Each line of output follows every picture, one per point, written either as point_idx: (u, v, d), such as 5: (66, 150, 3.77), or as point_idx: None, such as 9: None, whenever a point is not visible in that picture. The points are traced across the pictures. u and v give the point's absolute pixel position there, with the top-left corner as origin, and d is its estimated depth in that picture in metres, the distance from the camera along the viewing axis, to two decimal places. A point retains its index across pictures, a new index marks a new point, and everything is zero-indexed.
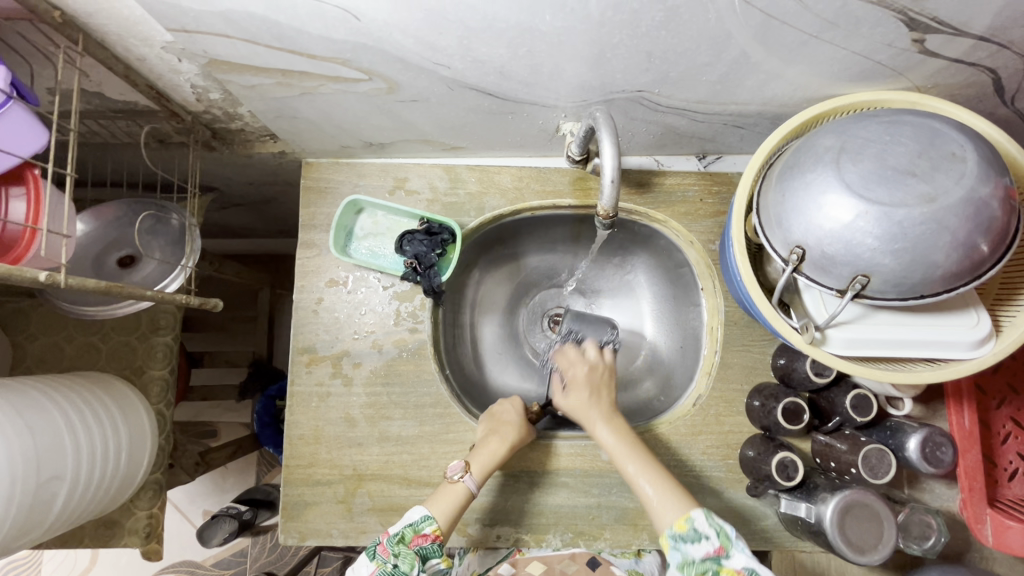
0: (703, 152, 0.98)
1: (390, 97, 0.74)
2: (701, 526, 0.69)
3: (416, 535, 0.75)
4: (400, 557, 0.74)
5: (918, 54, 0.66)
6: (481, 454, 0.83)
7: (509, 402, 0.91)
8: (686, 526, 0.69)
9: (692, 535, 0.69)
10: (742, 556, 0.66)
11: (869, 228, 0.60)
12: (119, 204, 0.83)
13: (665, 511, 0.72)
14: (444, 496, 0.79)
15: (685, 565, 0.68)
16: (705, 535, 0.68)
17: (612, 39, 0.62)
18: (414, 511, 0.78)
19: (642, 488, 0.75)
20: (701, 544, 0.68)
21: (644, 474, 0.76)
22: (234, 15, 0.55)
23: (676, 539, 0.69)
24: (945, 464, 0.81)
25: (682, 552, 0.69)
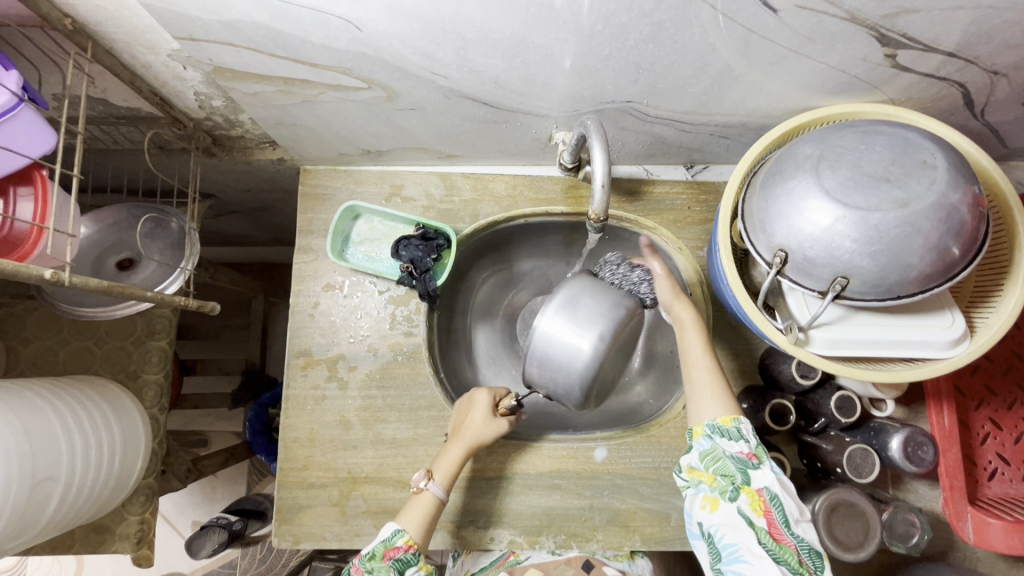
0: (691, 161, 1.01)
1: (388, 105, 0.76)
2: (744, 429, 0.72)
3: (388, 548, 0.76)
4: (373, 572, 0.74)
5: (891, 68, 0.70)
6: (449, 458, 0.83)
7: (477, 394, 0.89)
8: (731, 423, 0.73)
9: (732, 432, 0.72)
10: (770, 475, 0.69)
11: (848, 231, 0.63)
12: (119, 207, 0.84)
13: (706, 407, 0.75)
14: (416, 509, 0.80)
15: (710, 456, 0.71)
16: (744, 438, 0.71)
17: (603, 51, 0.65)
18: (387, 527, 0.78)
19: (696, 375, 0.79)
20: (737, 443, 0.71)
21: (705, 363, 0.79)
22: (241, 25, 0.58)
23: (715, 428, 0.72)
24: (926, 463, 0.83)
25: (714, 443, 0.72)
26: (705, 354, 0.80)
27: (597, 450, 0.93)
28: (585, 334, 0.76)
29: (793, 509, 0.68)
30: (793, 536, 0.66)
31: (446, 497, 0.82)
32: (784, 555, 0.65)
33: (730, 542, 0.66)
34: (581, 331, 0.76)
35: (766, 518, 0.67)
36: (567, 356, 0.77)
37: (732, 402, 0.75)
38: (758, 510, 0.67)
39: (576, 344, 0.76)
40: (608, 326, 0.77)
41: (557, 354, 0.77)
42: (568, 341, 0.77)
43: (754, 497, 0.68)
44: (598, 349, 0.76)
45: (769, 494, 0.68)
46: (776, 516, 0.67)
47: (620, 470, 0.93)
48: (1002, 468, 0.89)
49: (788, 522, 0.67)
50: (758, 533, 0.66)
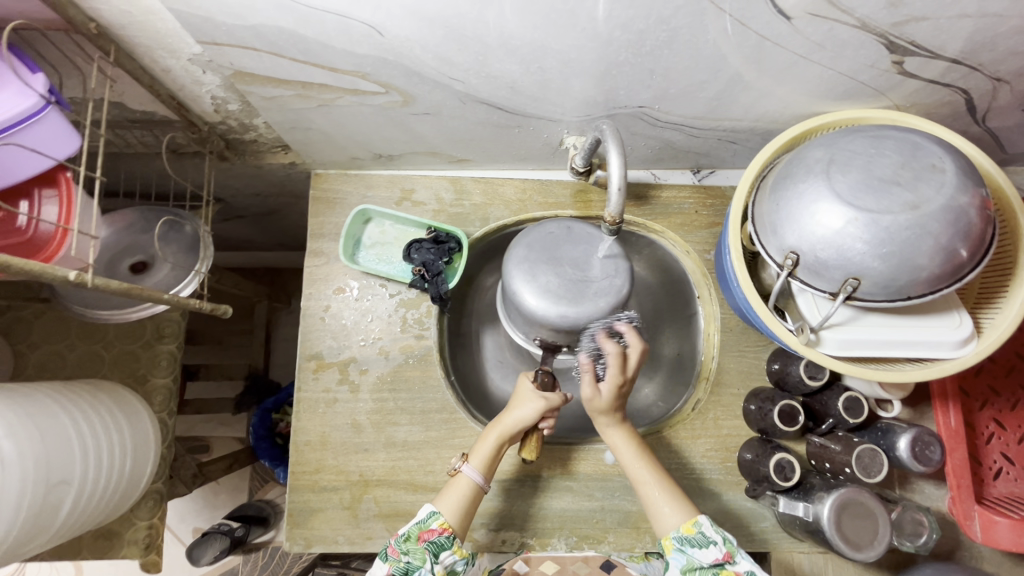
0: (698, 166, 1.03)
1: (404, 110, 0.77)
2: (709, 532, 0.74)
3: (423, 531, 0.77)
4: (411, 553, 0.74)
5: (897, 74, 0.71)
6: (486, 444, 0.82)
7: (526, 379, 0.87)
8: (694, 530, 0.75)
9: (701, 540, 0.74)
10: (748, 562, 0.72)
11: (859, 233, 0.64)
12: (134, 210, 0.84)
13: (666, 515, 0.78)
14: (451, 495, 0.80)
15: (689, 568, 0.74)
16: (713, 542, 0.74)
17: (619, 57, 0.66)
18: (423, 510, 0.79)
19: (644, 491, 0.80)
20: (709, 549, 0.73)
21: (647, 474, 0.81)
22: (265, 30, 0.58)
23: (682, 541, 0.75)
24: (934, 463, 0.84)
25: (687, 555, 0.74)
26: (646, 470, 0.81)
27: (608, 451, 0.94)
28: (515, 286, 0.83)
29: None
30: None
31: (484, 482, 0.81)
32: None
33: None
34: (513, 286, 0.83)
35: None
36: (524, 312, 0.83)
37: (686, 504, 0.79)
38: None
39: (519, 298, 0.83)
40: (522, 262, 0.83)
41: (521, 316, 0.85)
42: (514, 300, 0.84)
43: None
44: (531, 288, 0.81)
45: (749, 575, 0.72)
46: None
47: None
48: (1007, 468, 0.90)
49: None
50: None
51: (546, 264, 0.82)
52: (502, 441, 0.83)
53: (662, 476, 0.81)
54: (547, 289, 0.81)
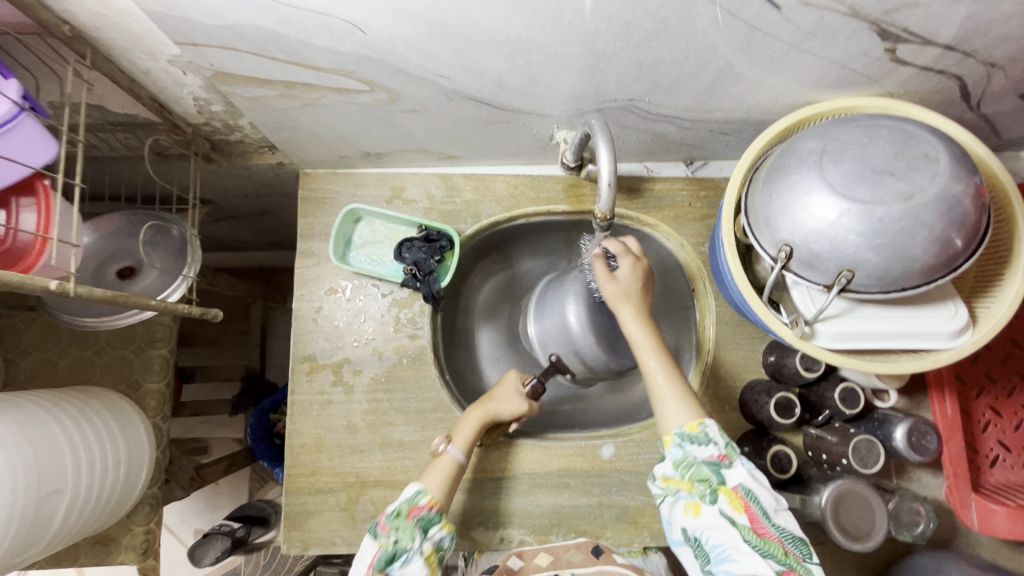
0: (691, 158, 1.02)
1: (390, 107, 0.76)
2: (712, 432, 0.72)
3: (412, 508, 0.78)
4: (400, 530, 0.76)
5: (890, 62, 0.70)
6: (468, 424, 0.85)
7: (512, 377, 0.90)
8: (698, 428, 0.73)
9: (701, 437, 0.72)
10: (744, 471, 0.69)
11: (852, 225, 0.63)
12: (118, 216, 0.83)
13: (672, 418, 0.75)
14: (436, 473, 0.82)
15: (684, 465, 0.72)
16: (713, 441, 0.71)
17: (607, 50, 0.65)
18: (409, 488, 0.80)
19: (659, 394, 0.77)
20: (707, 448, 0.71)
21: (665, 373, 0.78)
22: (242, 29, 0.57)
23: (684, 438, 0.73)
24: (931, 452, 0.84)
25: (685, 452, 0.72)
26: (666, 370, 0.78)
27: (604, 447, 0.94)
28: (565, 302, 0.89)
29: (769, 500, 0.68)
30: (774, 528, 0.66)
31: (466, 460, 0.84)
32: (769, 549, 0.65)
33: (718, 544, 0.67)
34: (564, 300, 0.89)
35: (747, 513, 0.67)
36: (558, 322, 0.90)
37: (696, 407, 0.76)
38: (738, 508, 0.67)
39: (562, 309, 0.89)
40: (580, 285, 0.88)
41: (555, 323, 0.91)
42: (559, 310, 0.90)
43: (732, 499, 0.68)
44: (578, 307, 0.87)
45: (744, 490, 0.68)
46: (755, 508, 0.67)
47: (628, 468, 0.93)
48: (1003, 455, 0.90)
49: (768, 512, 0.67)
50: (742, 531, 0.66)
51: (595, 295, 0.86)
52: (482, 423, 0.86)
53: (680, 382, 0.78)
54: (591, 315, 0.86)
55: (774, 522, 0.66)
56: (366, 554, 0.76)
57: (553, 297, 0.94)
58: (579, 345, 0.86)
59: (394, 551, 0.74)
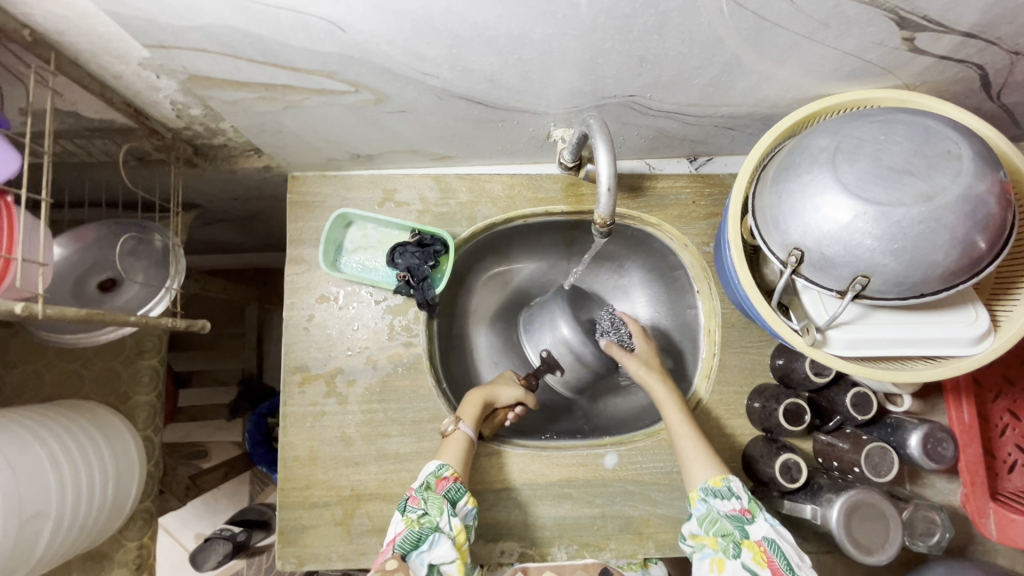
0: (694, 154, 0.97)
1: (377, 108, 0.72)
2: (735, 486, 0.75)
3: (439, 480, 0.77)
4: (430, 502, 0.74)
5: (907, 52, 0.66)
6: (472, 401, 0.89)
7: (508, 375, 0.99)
8: (721, 483, 0.76)
9: (724, 492, 0.75)
10: (766, 525, 0.71)
11: (868, 228, 0.60)
12: (98, 226, 0.80)
13: (696, 472, 0.79)
14: (450, 445, 0.83)
15: (707, 519, 0.74)
16: (736, 495, 0.74)
17: (605, 44, 0.61)
18: (431, 463, 0.79)
19: (682, 446, 0.83)
20: (730, 500, 0.74)
21: (688, 434, 0.83)
22: (214, 30, 0.53)
23: (709, 492, 0.76)
24: (947, 460, 0.81)
25: (709, 505, 0.75)
26: (687, 426, 0.84)
27: (607, 456, 0.91)
28: (556, 321, 1.03)
29: (793, 554, 0.69)
30: None
31: (475, 435, 0.86)
32: None
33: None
34: (556, 319, 1.04)
35: (770, 567, 0.68)
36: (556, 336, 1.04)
37: (720, 463, 0.80)
38: (761, 562, 0.68)
39: (557, 331, 1.03)
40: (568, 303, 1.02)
41: (549, 337, 1.05)
42: (553, 331, 1.04)
43: (755, 553, 0.69)
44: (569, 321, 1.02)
45: (767, 542, 0.70)
46: (779, 563, 0.68)
47: (631, 477, 0.90)
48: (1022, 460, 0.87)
49: (793, 566, 0.67)
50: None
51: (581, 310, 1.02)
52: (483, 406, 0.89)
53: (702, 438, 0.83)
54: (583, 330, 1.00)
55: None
56: (395, 529, 0.74)
57: (544, 322, 1.07)
58: (579, 353, 1.01)
59: (423, 525, 0.72)
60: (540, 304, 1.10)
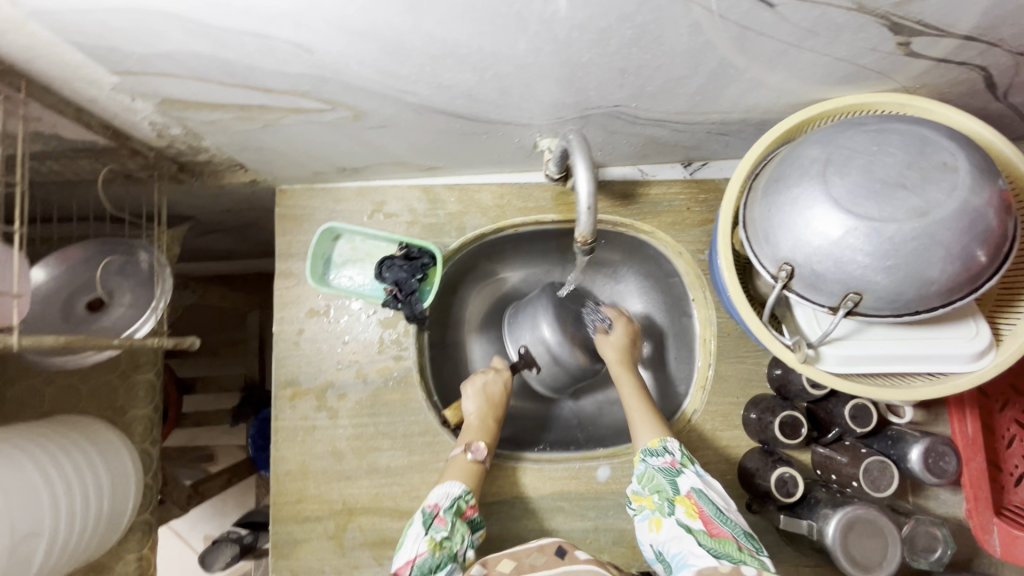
0: (689, 159, 0.94)
1: (356, 124, 0.71)
2: (670, 444, 0.78)
3: (469, 506, 0.79)
4: (455, 529, 0.77)
5: (903, 56, 0.63)
6: (478, 403, 0.91)
7: (492, 377, 0.95)
8: (659, 442, 0.78)
9: (660, 450, 0.78)
10: (695, 477, 0.74)
11: (859, 244, 0.57)
12: (83, 245, 0.80)
13: (640, 432, 0.82)
14: (460, 469, 0.83)
15: (646, 478, 0.76)
16: (669, 451, 0.77)
17: (582, 58, 0.59)
18: (454, 486, 0.80)
19: (631, 410, 0.86)
20: (663, 458, 0.77)
21: (641, 400, 0.87)
22: (179, 56, 0.53)
23: (646, 452, 0.78)
24: (949, 474, 0.78)
25: (647, 465, 0.77)
26: (638, 396, 0.88)
27: (600, 469, 0.90)
28: (538, 322, 1.02)
29: (719, 499, 0.73)
30: (728, 526, 0.69)
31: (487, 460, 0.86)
32: (725, 549, 0.66)
33: (676, 553, 0.68)
34: (536, 321, 1.03)
35: (701, 518, 0.70)
36: (535, 335, 1.03)
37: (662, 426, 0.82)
38: (693, 514, 0.70)
39: (538, 333, 1.02)
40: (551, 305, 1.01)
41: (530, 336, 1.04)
42: (534, 331, 1.03)
43: (687, 506, 0.71)
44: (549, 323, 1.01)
45: (695, 492, 0.72)
46: (708, 511, 0.70)
47: (624, 490, 0.90)
48: None
49: (719, 513, 0.70)
50: (699, 536, 0.68)
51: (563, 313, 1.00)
52: (485, 410, 0.90)
53: (652, 408, 0.86)
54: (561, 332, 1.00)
55: (727, 526, 0.69)
56: (415, 545, 0.75)
57: (526, 321, 1.05)
58: (558, 355, 1.00)
59: (444, 550, 0.75)
60: (523, 301, 1.09)
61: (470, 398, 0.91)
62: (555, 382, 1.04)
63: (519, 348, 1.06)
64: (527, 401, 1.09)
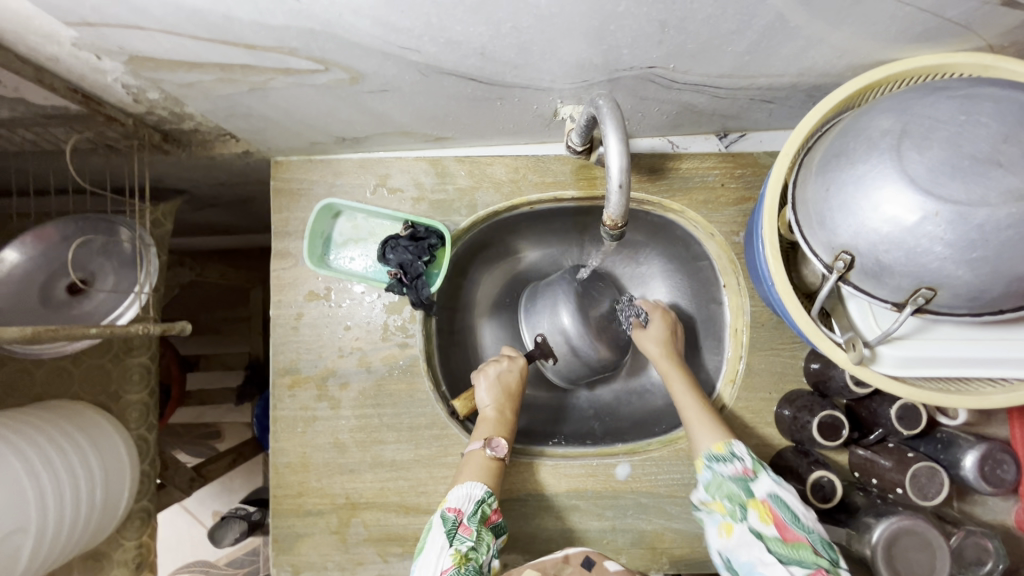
0: (725, 129, 0.84)
1: (354, 88, 0.62)
2: (737, 449, 0.71)
3: (492, 511, 0.74)
4: (481, 537, 0.71)
5: (1000, 6, 0.53)
6: (493, 394, 0.84)
7: (515, 367, 0.88)
8: (724, 447, 0.72)
9: (728, 456, 0.71)
10: (770, 482, 0.67)
11: (940, 233, 0.49)
12: (62, 222, 0.75)
13: (699, 436, 0.75)
14: (478, 465, 0.77)
15: (714, 485, 0.70)
16: (739, 458, 0.70)
17: (617, 8, 0.50)
18: (476, 487, 0.74)
19: (688, 415, 0.78)
20: (733, 465, 0.70)
21: (695, 405, 0.78)
22: (141, 3, 0.45)
23: (711, 458, 0.72)
24: (1005, 483, 0.72)
25: (714, 471, 0.71)
26: (692, 398, 0.80)
27: (619, 466, 0.84)
28: (557, 308, 0.94)
29: (797, 503, 0.65)
30: (803, 533, 0.63)
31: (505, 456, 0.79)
32: (800, 554, 0.61)
33: (747, 561, 0.64)
34: (555, 309, 0.95)
35: (775, 524, 0.64)
36: (553, 323, 0.94)
37: (720, 427, 0.75)
38: (766, 520, 0.64)
39: (556, 319, 0.94)
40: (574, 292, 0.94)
41: (547, 322, 0.96)
42: (551, 317, 0.95)
43: (760, 512, 0.65)
44: (570, 310, 0.93)
45: (771, 500, 0.66)
46: (783, 517, 0.64)
47: (645, 489, 0.84)
48: None
49: (796, 519, 0.64)
50: (770, 543, 0.63)
51: (585, 302, 0.93)
52: (503, 401, 0.84)
53: (706, 406, 0.79)
54: (586, 322, 0.92)
55: (803, 531, 0.63)
56: (439, 560, 0.68)
57: (542, 308, 0.97)
58: (577, 345, 0.92)
59: (470, 563, 0.68)
60: (541, 283, 1.01)
61: (483, 388, 0.85)
62: (572, 373, 0.96)
63: (536, 337, 0.98)
64: (543, 390, 1.02)
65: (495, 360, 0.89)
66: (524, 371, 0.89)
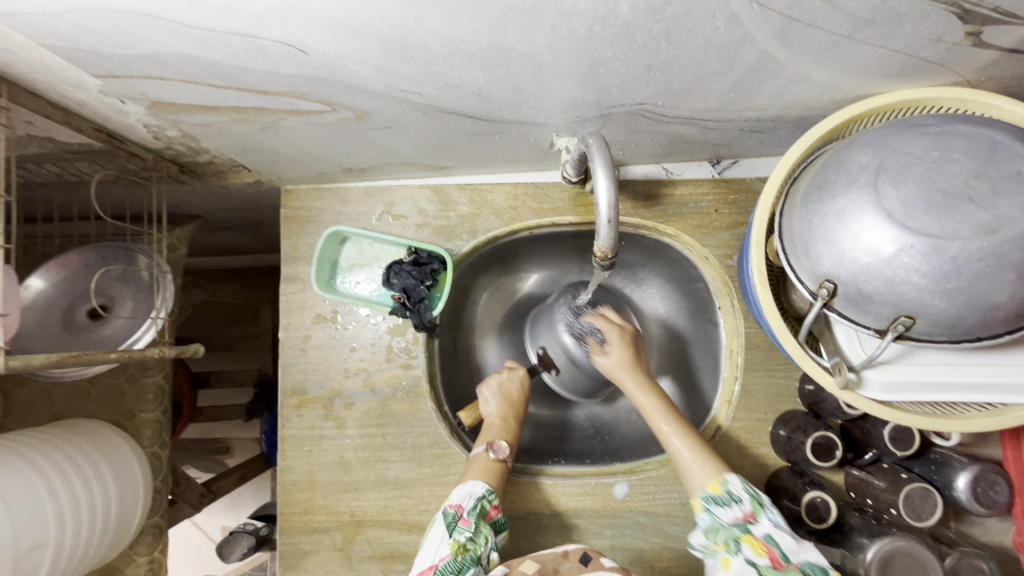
0: (717, 157, 0.87)
1: (360, 126, 0.66)
2: (735, 489, 0.69)
3: (492, 506, 0.75)
4: (479, 530, 0.72)
5: (971, 47, 0.55)
6: (497, 402, 0.87)
7: (516, 375, 0.91)
8: (721, 487, 0.70)
9: (724, 497, 0.69)
10: (768, 522, 0.66)
11: (916, 264, 0.51)
12: (85, 252, 0.80)
13: (696, 476, 0.73)
14: (482, 469, 0.79)
15: (712, 529, 0.69)
16: (736, 499, 0.69)
17: (605, 54, 0.53)
18: (477, 485, 0.76)
19: (676, 452, 0.76)
20: (732, 507, 0.68)
21: (686, 446, 0.75)
22: (166, 57, 0.49)
23: (709, 500, 0.70)
24: (999, 505, 0.72)
25: (712, 515, 0.69)
26: (677, 432, 0.77)
27: (617, 485, 0.86)
28: (557, 325, 0.95)
29: (791, 541, 0.64)
30: (798, 567, 0.62)
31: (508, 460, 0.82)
32: None
33: None
34: (555, 326, 0.95)
35: (770, 557, 0.63)
36: (556, 338, 0.95)
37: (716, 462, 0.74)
38: (760, 554, 0.64)
39: (557, 336, 0.95)
40: (569, 310, 0.93)
41: (549, 338, 0.97)
42: (552, 332, 0.96)
43: (756, 548, 0.64)
44: (571, 329, 0.93)
45: (766, 537, 0.65)
46: (778, 552, 0.63)
47: (643, 508, 0.85)
48: None
49: (790, 554, 0.63)
50: None
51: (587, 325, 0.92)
52: (505, 409, 0.87)
53: (690, 435, 0.77)
54: (589, 339, 0.91)
55: (799, 563, 0.62)
56: (438, 549, 0.71)
57: (546, 323, 0.98)
58: (577, 360, 0.93)
59: (467, 553, 0.70)
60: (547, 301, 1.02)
61: (489, 398, 0.88)
62: (577, 384, 0.97)
63: (538, 350, 1.00)
64: (546, 408, 1.04)
65: (505, 369, 0.92)
66: (525, 380, 0.91)
